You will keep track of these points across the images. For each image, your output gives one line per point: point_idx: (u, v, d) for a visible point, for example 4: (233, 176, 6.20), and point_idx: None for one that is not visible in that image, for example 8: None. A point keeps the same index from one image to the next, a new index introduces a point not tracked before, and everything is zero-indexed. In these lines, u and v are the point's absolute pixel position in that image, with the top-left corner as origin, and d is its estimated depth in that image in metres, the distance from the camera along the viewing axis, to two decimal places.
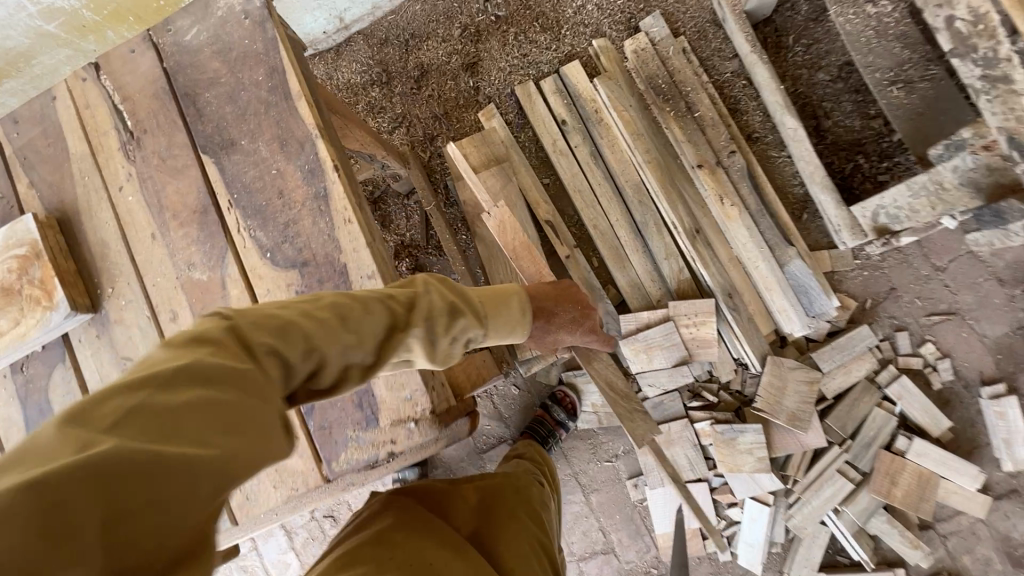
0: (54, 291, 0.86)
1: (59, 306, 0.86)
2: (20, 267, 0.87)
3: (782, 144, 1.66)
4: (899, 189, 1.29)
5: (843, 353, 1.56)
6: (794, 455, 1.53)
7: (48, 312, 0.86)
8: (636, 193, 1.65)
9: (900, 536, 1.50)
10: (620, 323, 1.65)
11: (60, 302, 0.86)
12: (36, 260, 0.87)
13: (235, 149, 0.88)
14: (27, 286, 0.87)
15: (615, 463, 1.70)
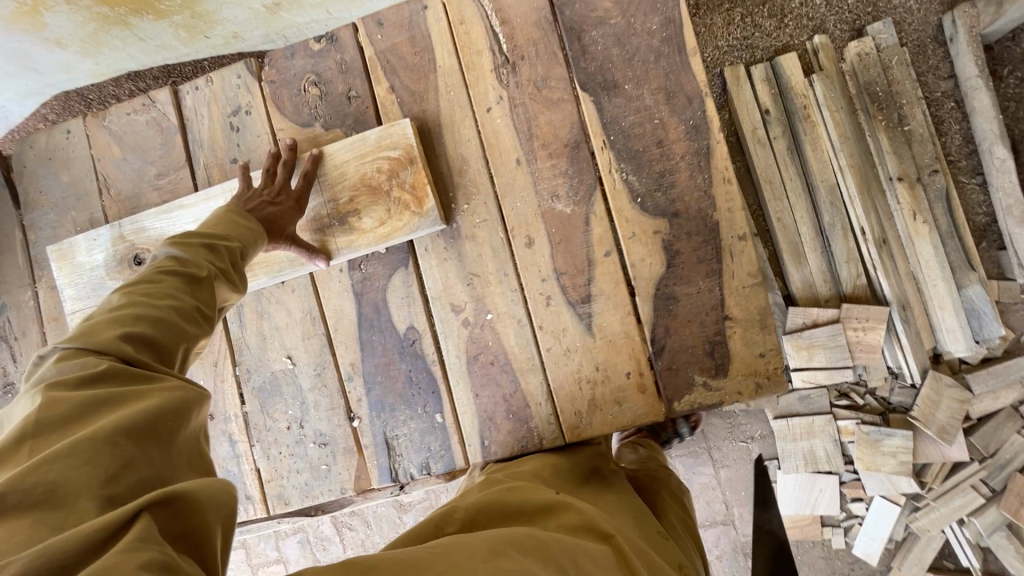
0: (426, 198, 1.04)
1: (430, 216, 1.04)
2: (349, 181, 1.07)
3: (974, 171, 1.70)
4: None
5: (996, 380, 1.65)
6: (933, 464, 1.64)
7: (419, 218, 1.04)
8: (829, 194, 1.69)
9: (1015, 554, 1.62)
10: (787, 317, 1.72)
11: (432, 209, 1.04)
12: (383, 166, 1.05)
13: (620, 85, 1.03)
14: (402, 189, 1.05)
15: (750, 444, 1.80)
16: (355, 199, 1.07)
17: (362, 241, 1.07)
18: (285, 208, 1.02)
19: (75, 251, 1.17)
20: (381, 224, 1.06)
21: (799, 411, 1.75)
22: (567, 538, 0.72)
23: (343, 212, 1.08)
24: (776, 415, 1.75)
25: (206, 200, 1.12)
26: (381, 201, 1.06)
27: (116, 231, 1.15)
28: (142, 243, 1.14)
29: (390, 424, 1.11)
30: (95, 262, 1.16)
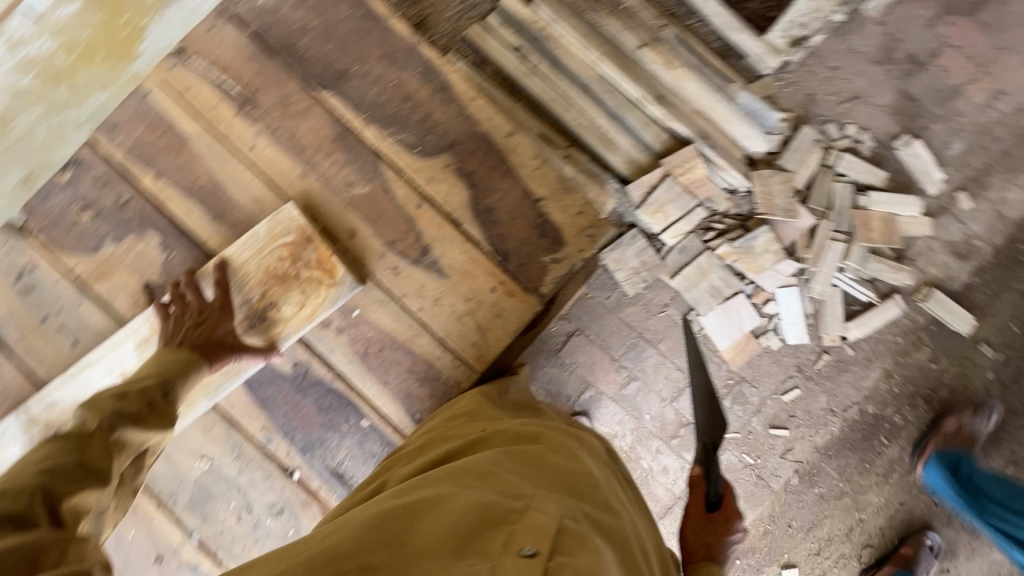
0: (335, 269, 1.52)
1: (345, 281, 1.53)
2: (257, 278, 1.54)
3: (692, 14, 2.00)
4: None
5: (799, 152, 1.95)
6: (796, 240, 1.92)
7: (335, 286, 1.53)
8: (601, 84, 1.91)
9: (888, 268, 1.94)
10: (631, 194, 1.91)
11: (344, 275, 1.52)
12: (285, 253, 1.53)
13: (350, 77, 1.60)
14: (311, 266, 1.52)
15: (668, 310, 1.98)
16: (268, 292, 1.54)
17: (281, 329, 1.54)
18: (216, 314, 1.49)
19: (2, 445, 1.55)
20: (303, 302, 1.53)
21: (685, 262, 1.95)
22: (496, 455, 1.06)
23: (264, 305, 1.54)
24: (671, 275, 1.94)
25: (114, 352, 1.56)
26: (291, 284, 1.53)
27: (25, 416, 1.57)
28: (52, 418, 1.56)
29: (327, 455, 1.61)
30: (10, 454, 1.55)
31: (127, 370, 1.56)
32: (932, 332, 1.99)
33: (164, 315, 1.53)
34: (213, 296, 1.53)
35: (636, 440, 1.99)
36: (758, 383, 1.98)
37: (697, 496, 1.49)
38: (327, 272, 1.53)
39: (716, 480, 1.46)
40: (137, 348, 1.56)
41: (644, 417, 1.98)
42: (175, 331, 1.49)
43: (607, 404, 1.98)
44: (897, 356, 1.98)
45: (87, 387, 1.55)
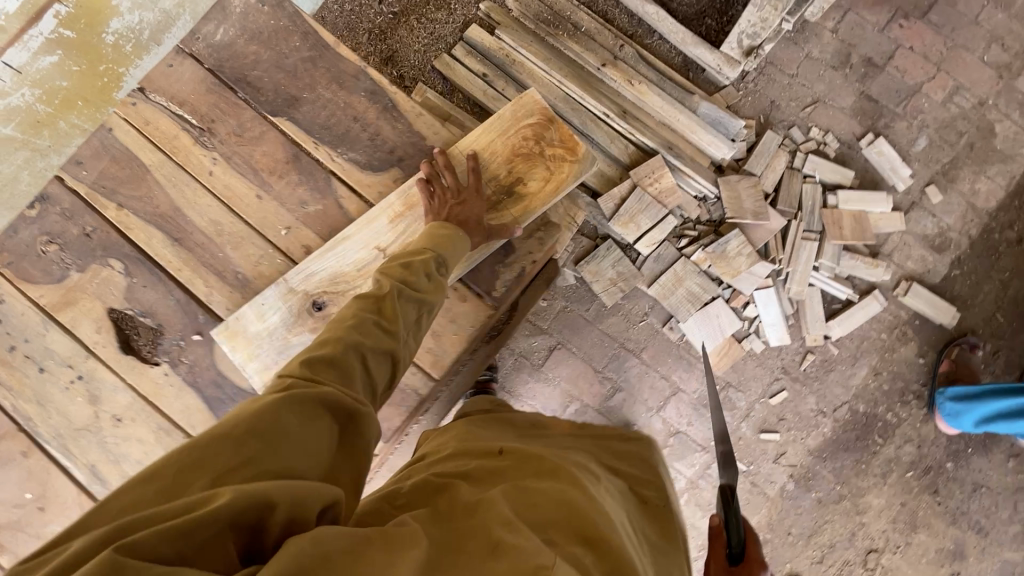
0: (577, 145, 1.30)
1: (590, 157, 1.31)
2: (502, 156, 1.31)
3: (652, 33, 2.08)
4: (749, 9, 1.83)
5: (764, 157, 2.00)
6: (770, 242, 1.94)
7: (577, 162, 1.30)
8: (567, 104, 1.97)
9: (864, 264, 1.95)
10: (602, 207, 1.95)
11: (587, 153, 1.31)
12: (530, 131, 1.31)
13: (300, 104, 1.44)
14: (551, 145, 1.30)
15: (648, 319, 1.98)
16: (515, 169, 1.31)
17: (531, 206, 1.30)
18: (470, 193, 1.26)
19: (244, 326, 1.30)
20: (547, 180, 1.30)
21: (661, 270, 1.96)
22: (508, 490, 0.83)
23: (507, 185, 1.31)
24: (648, 284, 1.96)
25: (369, 228, 1.32)
26: (539, 163, 1.31)
27: (287, 288, 1.31)
28: (315, 288, 1.31)
29: None
30: (271, 326, 1.30)
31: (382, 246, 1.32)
32: (915, 325, 1.98)
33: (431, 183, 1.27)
34: (466, 178, 1.28)
35: None
36: (744, 388, 1.97)
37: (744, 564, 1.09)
38: (569, 149, 1.31)
39: (737, 528, 1.07)
40: (389, 224, 1.32)
41: (631, 429, 1.96)
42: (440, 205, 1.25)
43: (593, 416, 1.97)
44: (883, 353, 1.97)
45: (348, 259, 1.31)
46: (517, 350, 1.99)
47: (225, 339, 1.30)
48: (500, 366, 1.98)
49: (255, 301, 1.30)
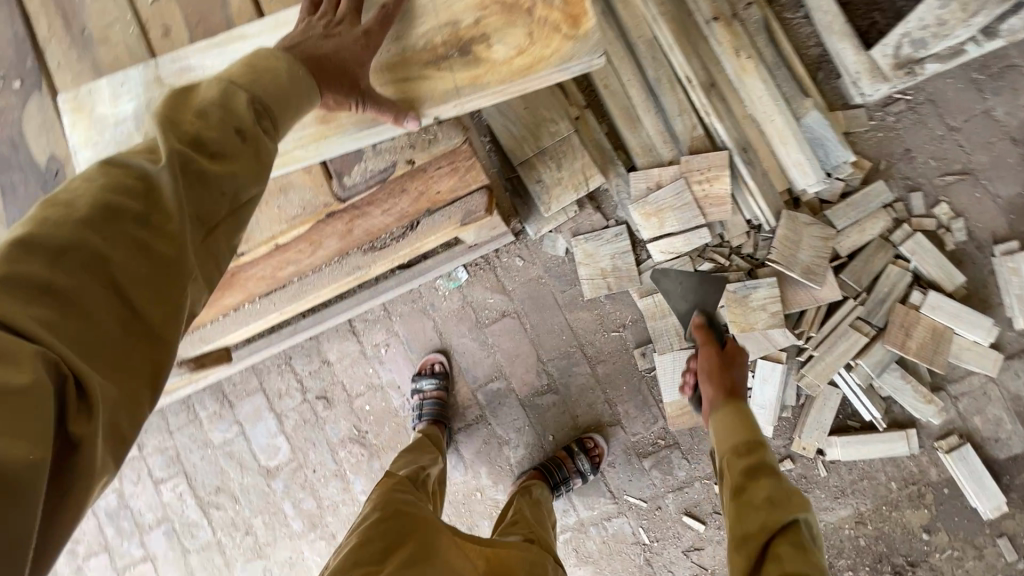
0: (583, 19, 0.87)
1: (593, 41, 0.87)
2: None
3: (798, 5, 1.59)
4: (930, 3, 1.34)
5: (857, 211, 1.53)
6: (808, 310, 1.50)
7: (573, 43, 0.87)
8: (649, 49, 1.56)
9: (914, 393, 1.48)
10: (631, 185, 1.58)
11: (595, 33, 0.87)
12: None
13: None
14: (548, 6, 0.88)
15: (623, 332, 1.66)
16: (483, 19, 0.90)
17: (489, 82, 0.90)
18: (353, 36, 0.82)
19: (93, 104, 0.91)
20: (520, 50, 0.89)
21: None
22: None
23: (466, 39, 0.90)
24: (642, 294, 1.61)
25: (275, 31, 0.89)
26: (519, 22, 0.89)
27: (151, 75, 0.90)
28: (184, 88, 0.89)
29: None
30: (121, 116, 0.90)
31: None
32: (939, 493, 1.52)
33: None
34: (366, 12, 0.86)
35: (528, 458, 1.70)
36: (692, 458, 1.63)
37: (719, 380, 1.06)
38: (569, 19, 0.88)
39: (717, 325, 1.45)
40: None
41: (546, 437, 1.69)
42: (344, 22, 0.84)
43: (513, 404, 1.71)
44: (879, 503, 1.54)
45: (227, 58, 0.89)
46: (467, 299, 1.72)
47: (68, 113, 0.91)
48: (443, 306, 1.73)
49: (112, 75, 0.91)
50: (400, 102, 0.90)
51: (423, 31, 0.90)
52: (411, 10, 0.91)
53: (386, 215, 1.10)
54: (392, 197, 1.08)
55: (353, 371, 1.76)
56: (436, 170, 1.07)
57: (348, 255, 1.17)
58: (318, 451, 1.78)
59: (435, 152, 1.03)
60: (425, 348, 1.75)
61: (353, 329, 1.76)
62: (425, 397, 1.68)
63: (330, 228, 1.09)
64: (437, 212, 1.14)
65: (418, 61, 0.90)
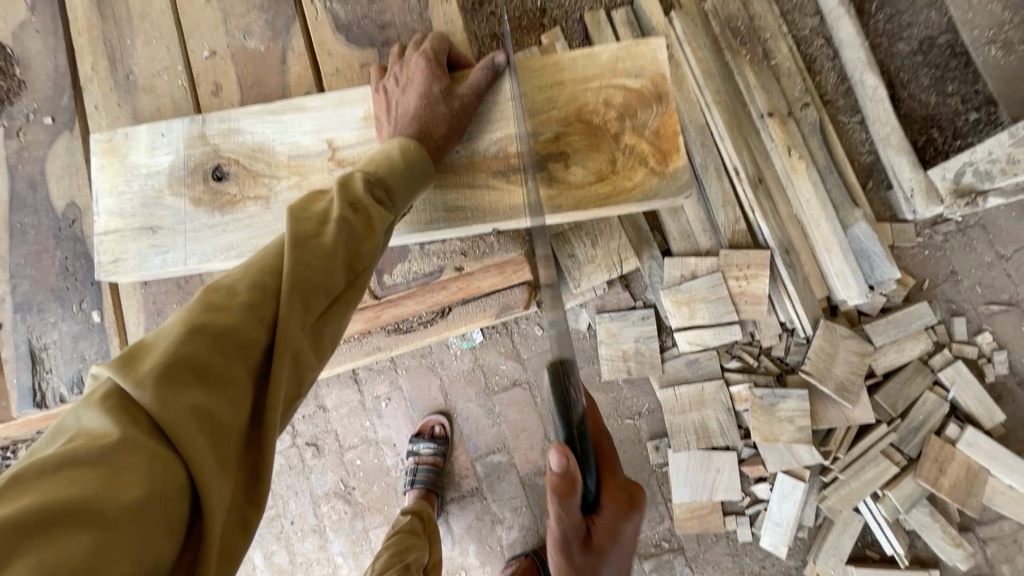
0: (674, 155, 0.85)
1: (683, 179, 0.85)
2: (560, 114, 0.85)
3: (854, 109, 1.55)
4: (999, 138, 1.31)
5: (898, 329, 1.46)
6: (837, 429, 1.43)
7: (660, 179, 0.85)
8: (699, 134, 1.50)
9: (941, 532, 1.40)
10: (664, 271, 1.52)
11: (684, 172, 0.85)
12: (615, 98, 0.85)
13: None
14: (638, 135, 0.85)
15: (637, 421, 1.58)
16: (565, 136, 0.85)
17: (563, 205, 0.85)
18: (441, 133, 0.79)
19: (128, 149, 0.86)
20: (600, 179, 0.85)
21: (687, 378, 1.52)
22: None
23: (544, 154, 0.85)
24: (662, 384, 1.53)
25: (337, 111, 0.84)
26: (604, 147, 0.85)
27: (195, 130, 0.85)
28: (229, 151, 0.84)
29: (37, 328, 1.00)
30: (155, 167, 0.85)
31: (341, 144, 0.84)
32: None
33: (435, 79, 0.80)
34: (457, 104, 0.80)
35: (521, 541, 1.60)
36: (696, 566, 1.54)
37: (611, 487, 0.83)
38: (658, 153, 0.85)
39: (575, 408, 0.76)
40: (363, 123, 0.84)
41: (543, 521, 1.60)
42: (433, 121, 0.78)
43: (513, 481, 1.62)
44: None
45: (280, 130, 0.84)
46: (479, 362, 1.64)
47: (99, 153, 0.86)
48: (452, 365, 1.65)
49: (155, 122, 0.86)
50: (463, 208, 0.85)
51: (500, 124, 0.84)
52: (490, 108, 0.84)
53: (419, 305, 1.04)
54: (430, 293, 1.02)
55: (349, 422, 1.67)
56: (483, 274, 1.02)
57: (369, 334, 1.11)
58: (300, 502, 1.67)
59: (488, 262, 0.98)
60: (427, 407, 1.66)
61: (355, 378, 1.67)
62: (420, 462, 1.58)
63: (356, 316, 1.02)
64: (471, 304, 1.10)
65: (488, 169, 0.85)
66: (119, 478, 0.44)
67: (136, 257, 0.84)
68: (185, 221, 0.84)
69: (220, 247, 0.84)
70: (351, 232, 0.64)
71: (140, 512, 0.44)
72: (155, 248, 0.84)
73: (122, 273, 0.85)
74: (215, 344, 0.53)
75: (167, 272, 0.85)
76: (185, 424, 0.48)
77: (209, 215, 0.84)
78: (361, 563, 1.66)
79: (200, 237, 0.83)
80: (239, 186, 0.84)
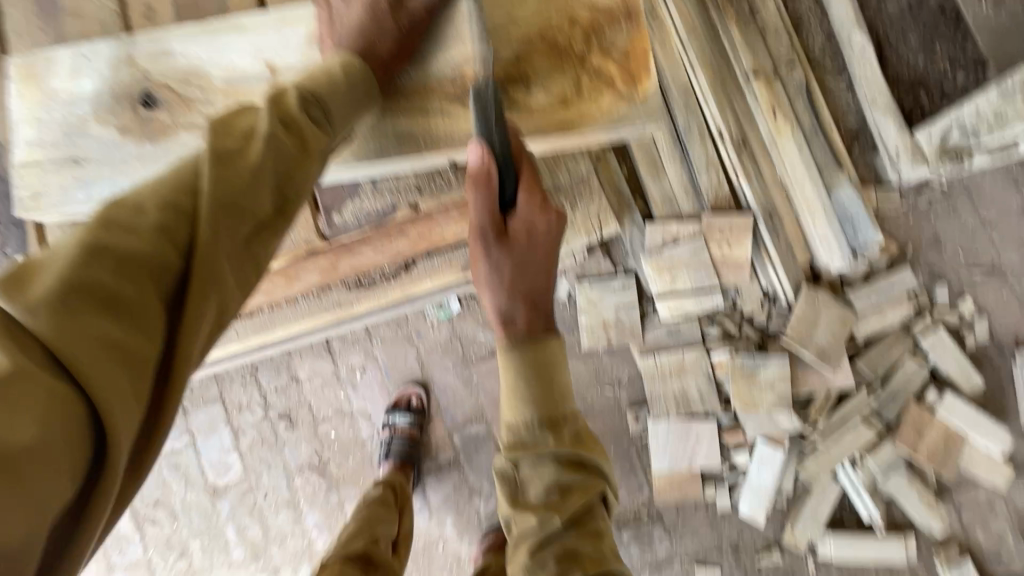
0: (642, 78, 0.82)
1: (652, 104, 0.83)
2: (520, 32, 0.80)
3: (841, 70, 1.51)
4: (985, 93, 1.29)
5: (880, 295, 1.44)
6: (817, 396, 1.41)
7: (628, 104, 0.83)
8: (682, 95, 1.44)
9: (918, 497, 1.40)
10: (645, 237, 1.47)
11: (653, 97, 0.83)
12: (581, 18, 0.81)
13: None
14: (605, 56, 0.82)
15: (617, 390, 1.56)
16: (526, 58, 0.81)
17: (523, 131, 0.82)
18: (387, 49, 0.75)
19: (48, 74, 0.80)
20: (564, 103, 0.82)
21: (668, 346, 1.49)
22: None
23: (503, 76, 0.81)
24: (643, 352, 1.50)
25: (279, 30, 0.79)
26: (568, 70, 0.82)
27: (121, 53, 0.79)
28: (158, 76, 0.79)
29: None
30: (78, 95, 0.79)
31: (281, 67, 0.79)
32: None
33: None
34: (403, 17, 0.75)
35: (499, 511, 1.58)
36: (674, 534, 1.53)
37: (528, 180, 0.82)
38: (626, 76, 0.83)
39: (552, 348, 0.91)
40: (306, 45, 0.79)
41: None
42: (378, 36, 0.74)
43: (491, 451, 1.59)
44: None
45: (215, 53, 0.79)
46: (456, 332, 1.60)
47: (16, 79, 0.80)
48: (429, 335, 1.60)
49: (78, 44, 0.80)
50: (415, 133, 0.81)
51: (455, 58, 0.79)
52: (445, 26, 0.79)
53: (379, 253, 1.01)
54: (388, 239, 1.01)
55: (323, 394, 1.62)
56: (442, 216, 1.01)
57: (329, 290, 1.07)
58: (273, 475, 1.63)
59: (445, 200, 1.00)
60: (403, 379, 1.62)
61: (328, 348, 1.62)
62: (395, 433, 1.55)
63: (316, 263, 1.00)
64: (436, 256, 1.06)
65: (443, 94, 0.80)
66: (9, 398, 0.46)
67: (59, 192, 0.80)
68: (113, 152, 0.79)
69: (150, 179, 0.79)
70: (282, 155, 0.64)
71: (39, 435, 0.46)
72: (79, 181, 0.80)
73: (41, 210, 0.80)
74: (117, 268, 0.54)
75: (94, 209, 0.81)
76: (81, 346, 0.50)
77: (139, 146, 0.79)
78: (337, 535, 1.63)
79: (129, 170, 0.79)
80: (170, 113, 0.79)
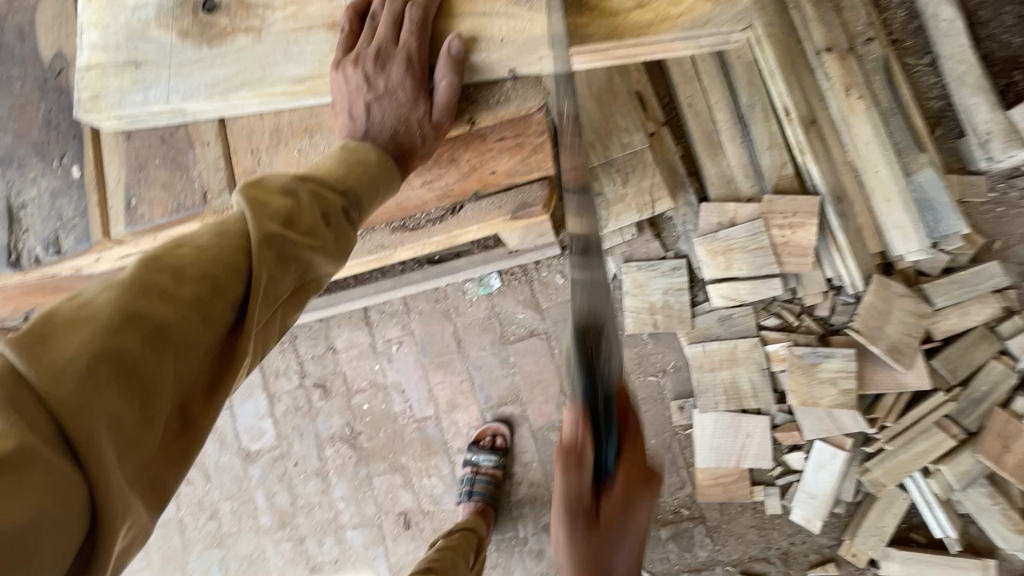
0: None
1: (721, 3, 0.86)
2: None
3: (923, 50, 1.39)
4: None
5: (962, 291, 1.30)
6: (886, 395, 1.30)
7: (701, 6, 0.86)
8: (746, 70, 1.36)
9: (1001, 517, 1.26)
10: (699, 217, 1.39)
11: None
12: None
13: None
14: None
15: (661, 379, 1.47)
16: None
17: (594, 35, 0.82)
18: (403, 61, 0.76)
19: None
20: (639, 6, 0.82)
21: (719, 335, 1.40)
22: None
23: None
24: (691, 340, 1.41)
25: None
26: None
27: None
28: None
29: (16, 185, 0.90)
30: (143, 1, 0.84)
31: None
32: None
33: (414, 98, 0.77)
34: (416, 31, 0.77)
35: (529, 499, 1.56)
36: (716, 536, 1.42)
37: None
38: None
39: None
40: None
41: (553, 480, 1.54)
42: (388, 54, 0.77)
43: (525, 435, 1.55)
44: None
45: None
46: (495, 310, 1.56)
47: None
48: (467, 312, 1.57)
49: None
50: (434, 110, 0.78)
51: None
52: None
53: (426, 187, 0.94)
54: (438, 168, 0.92)
55: (358, 364, 1.61)
56: (498, 140, 0.89)
57: (373, 233, 1.05)
58: (305, 444, 1.63)
59: (501, 116, 0.85)
60: (438, 355, 1.58)
61: (366, 319, 1.61)
62: (479, 473, 1.50)
63: None
64: (485, 199, 1.01)
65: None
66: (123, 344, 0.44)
67: (117, 93, 0.83)
68: (170, 55, 0.83)
69: (202, 83, 0.83)
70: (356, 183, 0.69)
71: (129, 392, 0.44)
72: (137, 84, 0.83)
73: (102, 112, 0.84)
74: (149, 337, 0.46)
75: (150, 112, 0.85)
76: (185, 311, 0.48)
77: (196, 50, 0.83)
78: (363, 509, 1.60)
79: (185, 73, 0.83)
80: (230, 18, 0.83)
